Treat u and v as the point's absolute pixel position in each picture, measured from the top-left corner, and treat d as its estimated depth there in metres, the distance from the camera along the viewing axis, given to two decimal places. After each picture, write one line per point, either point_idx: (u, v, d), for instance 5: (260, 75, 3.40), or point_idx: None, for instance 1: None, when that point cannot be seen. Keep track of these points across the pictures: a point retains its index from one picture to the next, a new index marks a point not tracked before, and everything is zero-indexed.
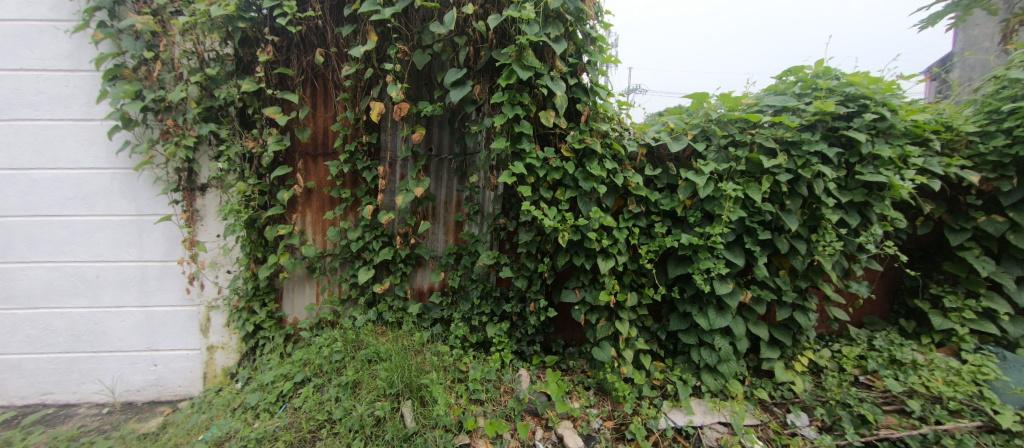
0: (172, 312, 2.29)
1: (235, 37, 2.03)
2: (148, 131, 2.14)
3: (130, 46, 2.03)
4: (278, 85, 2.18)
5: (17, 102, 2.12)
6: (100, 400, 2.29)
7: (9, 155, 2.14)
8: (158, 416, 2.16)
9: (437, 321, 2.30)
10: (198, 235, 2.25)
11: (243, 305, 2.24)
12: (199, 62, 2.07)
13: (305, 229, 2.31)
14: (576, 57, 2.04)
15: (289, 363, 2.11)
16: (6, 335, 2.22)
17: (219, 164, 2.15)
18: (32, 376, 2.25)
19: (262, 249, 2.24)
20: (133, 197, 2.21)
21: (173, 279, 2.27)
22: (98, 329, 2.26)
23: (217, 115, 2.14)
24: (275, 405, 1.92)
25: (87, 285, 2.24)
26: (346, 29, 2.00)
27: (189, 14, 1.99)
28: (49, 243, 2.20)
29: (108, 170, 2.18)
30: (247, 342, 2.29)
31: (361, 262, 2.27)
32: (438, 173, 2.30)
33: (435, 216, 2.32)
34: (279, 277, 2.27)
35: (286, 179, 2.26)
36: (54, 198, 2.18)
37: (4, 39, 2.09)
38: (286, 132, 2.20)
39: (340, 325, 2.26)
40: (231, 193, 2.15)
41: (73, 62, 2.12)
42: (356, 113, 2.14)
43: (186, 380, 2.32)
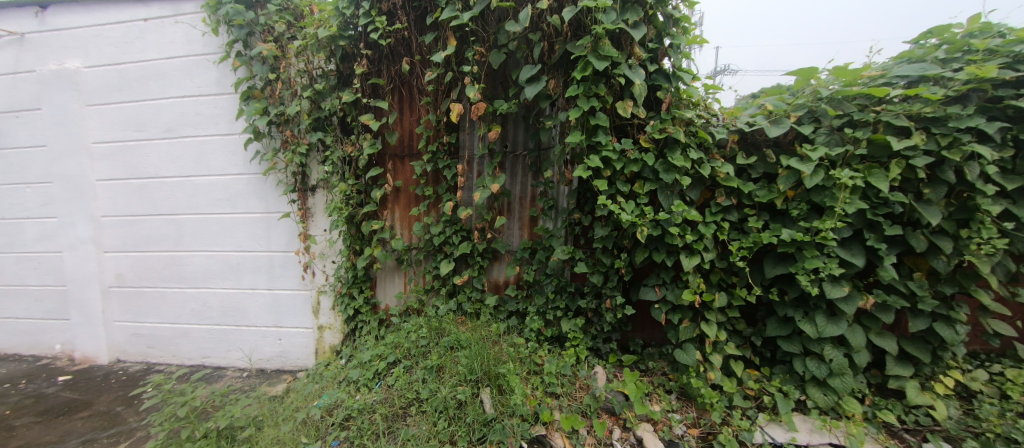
0: (291, 295, 2.68)
1: (337, 54, 2.29)
2: (272, 140, 2.52)
3: (259, 70, 2.41)
4: (372, 94, 2.41)
5: (184, 123, 2.65)
6: (241, 365, 2.78)
7: (179, 165, 2.69)
8: (282, 382, 2.56)
9: (513, 313, 2.35)
10: (310, 230, 2.59)
11: (346, 291, 2.54)
12: (310, 79, 2.38)
13: (395, 224, 2.54)
14: (657, 42, 1.92)
15: (382, 345, 2.35)
16: (179, 308, 2.81)
17: (325, 168, 2.45)
18: (197, 342, 2.81)
19: (360, 242, 2.51)
20: (263, 197, 2.63)
21: (293, 267, 2.66)
22: (240, 306, 2.74)
23: (324, 124, 2.44)
24: (372, 381, 2.15)
25: (231, 270, 2.73)
26: (429, 36, 2.14)
27: (302, 38, 2.30)
28: (206, 235, 2.72)
29: (245, 175, 2.63)
30: (349, 324, 2.60)
31: (443, 255, 2.42)
32: (513, 169, 2.34)
33: (510, 212, 2.37)
34: (373, 267, 2.52)
35: (379, 179, 2.50)
36: (209, 200, 2.69)
37: (174, 72, 2.63)
38: (379, 137, 2.43)
39: (425, 313, 2.44)
40: (335, 192, 2.44)
41: (220, 88, 2.59)
42: (438, 115, 2.27)
43: (302, 354, 2.71)
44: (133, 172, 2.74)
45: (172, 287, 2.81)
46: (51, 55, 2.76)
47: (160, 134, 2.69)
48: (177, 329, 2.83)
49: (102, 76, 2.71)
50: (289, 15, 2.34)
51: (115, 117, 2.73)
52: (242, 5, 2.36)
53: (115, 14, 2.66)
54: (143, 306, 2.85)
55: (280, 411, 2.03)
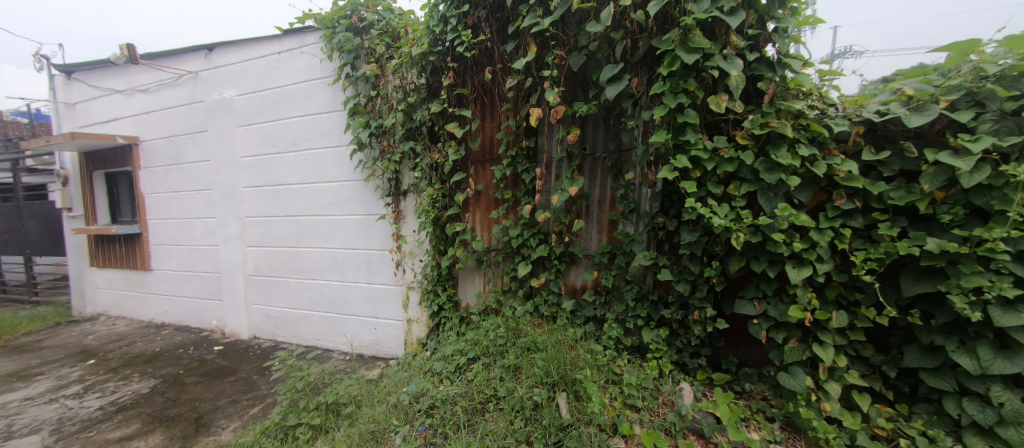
0: (385, 290, 2.97)
1: (427, 68, 2.48)
2: (372, 150, 2.83)
3: (363, 88, 2.72)
4: (457, 104, 2.56)
5: (305, 138, 3.11)
6: (344, 349, 3.15)
7: (301, 173, 3.16)
8: (377, 368, 2.84)
9: (591, 319, 2.29)
10: (402, 230, 2.84)
11: (431, 288, 2.73)
12: (403, 93, 2.61)
13: (476, 226, 2.66)
14: (757, 27, 1.74)
15: (463, 341, 2.47)
16: (298, 295, 3.29)
17: (416, 174, 2.67)
18: (310, 326, 3.27)
19: (444, 243, 2.68)
20: (364, 201, 2.97)
21: (387, 264, 2.94)
22: (344, 297, 3.12)
23: (415, 133, 2.66)
24: (454, 374, 2.27)
25: (338, 265, 3.11)
26: (510, 45, 2.21)
27: (399, 57, 2.54)
28: (319, 234, 3.15)
29: (351, 182, 2.99)
30: (433, 319, 2.78)
31: (520, 257, 2.45)
32: (592, 172, 2.29)
33: (588, 215, 2.32)
34: (455, 267, 2.67)
35: (462, 183, 2.64)
36: (322, 203, 3.12)
37: (299, 95, 3.10)
38: (462, 143, 2.57)
39: (503, 313, 2.50)
40: (424, 196, 2.64)
41: (332, 106, 2.99)
42: (518, 120, 2.33)
43: (394, 344, 2.97)
44: (267, 180, 3.30)
45: (293, 278, 3.30)
46: (215, 88, 3.47)
47: (287, 148, 3.19)
48: (297, 313, 3.32)
49: (248, 102, 3.31)
50: (388, 38, 2.61)
51: (256, 135, 3.31)
52: (351, 33, 2.69)
53: (258, 50, 3.24)
54: (272, 292, 3.40)
55: (375, 393, 2.25)
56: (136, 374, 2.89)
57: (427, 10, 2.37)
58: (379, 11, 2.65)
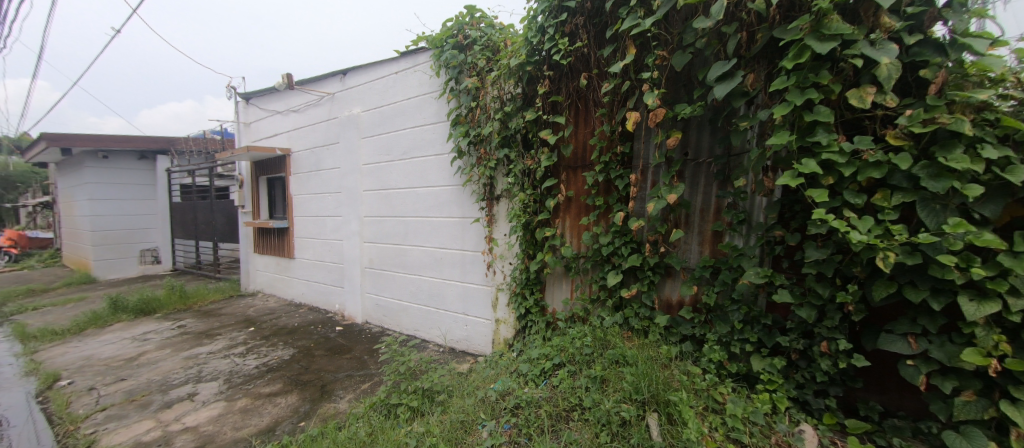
0: (477, 289, 3.13)
1: (524, 78, 2.57)
2: (471, 158, 3.02)
3: (464, 100, 2.94)
4: (551, 111, 2.59)
5: (414, 147, 3.47)
6: (439, 342, 3.41)
7: (409, 179, 3.53)
8: (466, 363, 3.00)
9: (688, 338, 2.10)
10: (494, 233, 2.98)
11: (519, 291, 2.80)
12: (501, 103, 2.74)
13: (565, 232, 2.64)
14: (920, 5, 1.43)
15: (549, 345, 2.48)
16: (403, 288, 3.67)
17: (509, 179, 2.77)
18: (411, 317, 3.60)
19: (533, 247, 2.72)
20: (461, 205, 3.19)
21: (479, 265, 3.11)
22: (441, 292, 3.37)
23: (510, 141, 2.77)
24: (539, 378, 2.28)
25: (436, 263, 3.39)
26: (608, 49, 2.17)
27: (498, 69, 2.69)
28: (422, 233, 3.47)
29: (450, 186, 3.24)
30: (520, 321, 2.84)
31: (610, 265, 2.36)
32: (694, 179, 2.11)
33: (688, 225, 2.14)
34: (544, 271, 2.69)
35: (553, 189, 2.67)
36: (425, 206, 3.43)
37: (410, 109, 3.47)
38: (555, 150, 2.60)
39: (590, 322, 2.44)
40: (516, 201, 2.73)
41: (438, 118, 3.28)
42: (613, 125, 2.26)
43: (482, 341, 3.12)
44: (382, 185, 3.75)
45: (399, 272, 3.69)
46: (347, 107, 4.08)
47: (399, 156, 3.60)
48: (400, 304, 3.69)
49: (370, 117, 3.82)
50: (489, 52, 2.78)
51: (375, 145, 3.80)
52: (456, 50, 2.93)
53: (380, 72, 3.73)
54: (382, 283, 3.84)
55: (465, 386, 2.38)
56: (280, 343, 3.52)
57: (526, 23, 2.46)
58: (482, 28, 2.84)
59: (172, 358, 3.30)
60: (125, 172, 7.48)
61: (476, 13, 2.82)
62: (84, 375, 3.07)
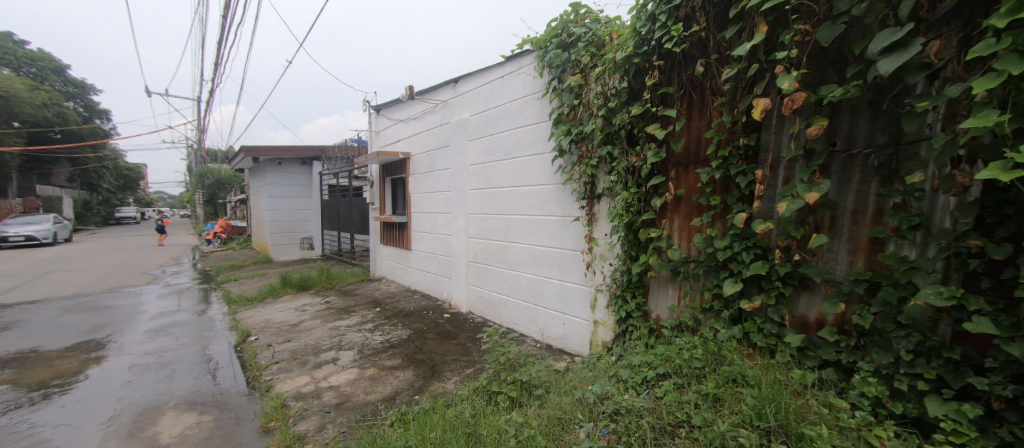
0: (575, 289, 3.11)
1: (631, 71, 2.44)
2: (572, 156, 3.01)
3: (567, 99, 2.94)
4: (660, 103, 2.42)
5: (517, 147, 3.60)
6: (536, 337, 3.49)
7: (511, 178, 3.68)
8: (564, 361, 3.01)
9: (830, 365, 1.76)
10: (595, 233, 2.91)
11: (620, 293, 2.69)
12: (605, 99, 2.66)
13: (673, 234, 2.43)
14: None
15: (652, 353, 2.33)
16: (503, 282, 3.84)
17: (612, 177, 2.68)
18: (511, 311, 3.76)
19: (636, 248, 2.57)
20: (561, 204, 3.20)
21: (579, 264, 3.08)
22: (539, 289, 3.44)
23: (613, 137, 2.66)
24: (640, 386, 2.14)
25: (535, 260, 3.47)
26: (731, 29, 1.93)
27: (603, 65, 2.61)
28: (522, 230, 3.59)
29: (551, 185, 3.29)
30: (620, 324, 2.73)
31: (727, 272, 2.11)
32: (843, 174, 1.75)
33: (834, 230, 1.78)
34: (648, 274, 2.53)
35: (660, 187, 2.47)
36: (526, 204, 3.54)
37: (514, 110, 3.61)
38: (663, 145, 2.41)
39: (701, 334, 2.22)
40: (618, 200, 2.63)
41: (540, 118, 3.34)
42: (735, 116, 2.01)
43: (580, 342, 3.09)
44: (487, 184, 3.99)
45: (500, 267, 3.88)
46: (457, 113, 4.43)
47: (503, 157, 3.77)
48: (501, 298, 3.88)
49: (478, 121, 4.09)
50: (593, 47, 2.72)
51: (481, 147, 4.05)
52: (560, 49, 2.94)
53: (488, 78, 3.95)
54: (484, 277, 4.09)
55: (562, 384, 2.39)
56: (399, 323, 4.01)
57: (635, 12, 2.34)
58: (587, 24, 2.79)
59: (321, 328, 4.02)
60: (291, 175, 9.38)
61: (581, 10, 2.79)
62: (265, 334, 3.95)
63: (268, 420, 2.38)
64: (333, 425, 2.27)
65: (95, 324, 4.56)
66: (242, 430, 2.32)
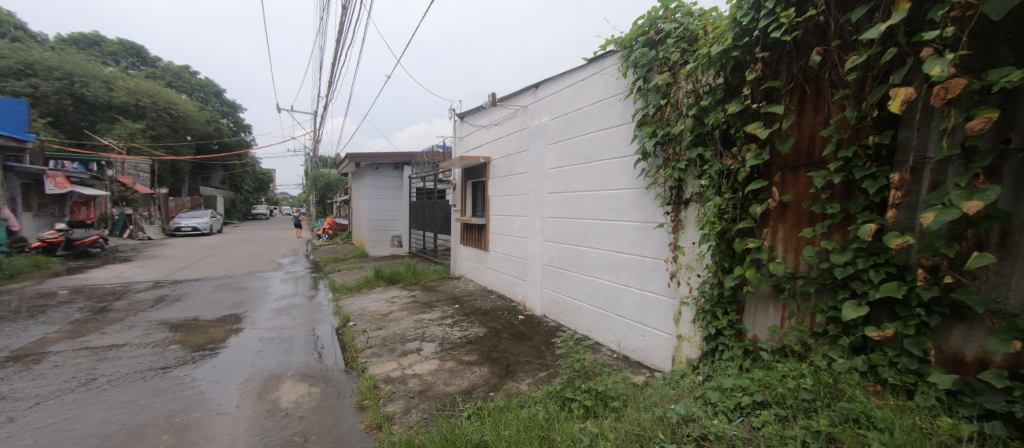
0: (657, 299, 2.94)
1: (729, 65, 2.23)
2: (657, 159, 2.85)
3: (653, 99, 2.79)
4: (764, 99, 2.17)
5: (597, 150, 3.53)
6: (612, 347, 3.37)
7: (590, 182, 3.62)
8: (642, 375, 2.86)
9: (996, 417, 1.40)
10: (680, 241, 2.71)
11: (709, 308, 2.46)
12: (696, 97, 2.46)
13: (776, 245, 2.15)
14: None
15: (747, 378, 2.09)
16: (579, 288, 3.79)
17: (702, 181, 2.46)
18: (586, 317, 3.68)
19: (730, 260, 2.31)
20: (644, 209, 3.05)
21: (661, 273, 2.90)
22: (616, 298, 3.32)
23: (705, 138, 2.44)
24: (732, 413, 1.92)
25: (613, 267, 3.36)
26: (858, 11, 1.66)
27: (694, 61, 2.42)
28: (600, 235, 3.50)
29: (632, 190, 3.15)
30: (708, 342, 2.50)
31: (846, 293, 1.80)
32: (1021, 178, 1.38)
33: (1005, 249, 1.41)
34: (743, 289, 2.27)
35: (761, 193, 2.20)
36: (605, 209, 3.44)
37: (595, 113, 3.55)
38: (767, 146, 2.15)
39: (810, 361, 1.94)
40: (710, 206, 2.38)
41: (623, 120, 3.24)
42: (861, 110, 1.72)
43: (661, 356, 2.90)
44: (565, 188, 3.97)
45: (576, 272, 3.82)
46: (537, 117, 4.49)
47: (582, 160, 3.73)
48: (576, 304, 3.82)
49: (558, 125, 4.10)
50: (685, 43, 2.53)
51: (561, 151, 4.05)
52: (647, 47, 2.82)
53: (569, 81, 3.94)
54: (559, 281, 4.07)
55: (641, 399, 2.27)
56: (476, 321, 4.18)
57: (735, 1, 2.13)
58: (677, 18, 2.62)
59: (407, 319, 4.37)
60: (386, 179, 10.40)
61: (671, 4, 2.63)
62: (361, 321, 4.42)
63: (363, 398, 2.64)
64: (416, 410, 2.45)
65: (236, 301, 5.55)
66: (341, 404, 2.62)
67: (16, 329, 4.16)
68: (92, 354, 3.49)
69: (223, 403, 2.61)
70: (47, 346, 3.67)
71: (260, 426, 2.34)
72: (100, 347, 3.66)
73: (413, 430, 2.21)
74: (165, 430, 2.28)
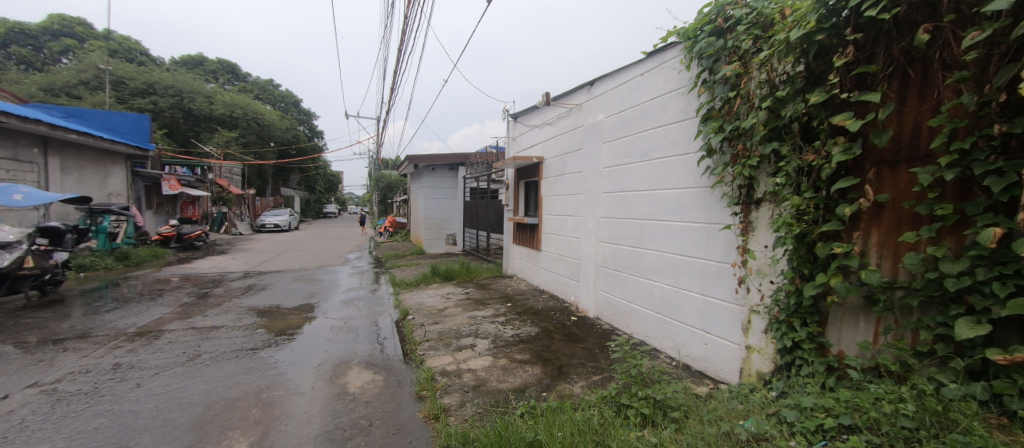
0: (722, 307, 2.75)
1: (811, 51, 2.01)
2: (723, 156, 2.67)
3: (720, 92, 2.61)
4: (855, 87, 1.93)
5: (656, 148, 3.38)
6: (671, 354, 3.21)
7: (648, 181, 3.47)
8: (705, 386, 2.70)
9: None
10: (751, 244, 2.51)
11: (784, 318, 2.24)
12: (771, 88, 2.25)
13: (868, 251, 1.90)
14: None
15: (829, 398, 1.87)
16: (635, 291, 3.65)
17: (777, 179, 2.24)
18: (642, 322, 3.55)
19: (810, 266, 2.08)
20: (708, 209, 2.87)
21: (728, 278, 2.70)
22: (676, 303, 3.16)
23: (781, 132, 2.22)
24: (813, 436, 1.73)
25: (673, 270, 3.19)
26: None
27: (769, 48, 2.22)
28: (658, 237, 3.35)
29: (695, 189, 2.98)
30: (783, 355, 2.29)
31: (961, 308, 1.54)
32: None
33: None
34: (826, 299, 2.04)
35: (849, 192, 1.95)
36: (664, 209, 3.28)
37: (655, 109, 3.40)
38: (858, 139, 1.91)
39: (912, 384, 1.70)
40: (786, 206, 2.17)
41: (685, 115, 3.07)
42: (984, 95, 1.46)
43: (726, 367, 2.71)
44: (621, 187, 3.86)
45: (632, 274, 3.70)
46: (592, 115, 4.40)
47: (639, 158, 3.60)
48: (631, 307, 3.69)
49: (614, 122, 3.99)
50: (758, 29, 2.33)
51: (617, 149, 3.93)
52: (714, 36, 2.64)
53: (626, 77, 3.81)
54: (613, 283, 3.96)
55: (704, 412, 2.14)
56: (528, 320, 4.20)
57: None
58: (749, 3, 2.42)
59: (462, 315, 4.51)
60: (442, 179, 10.81)
61: None
62: (419, 315, 4.65)
63: (421, 389, 2.77)
64: (471, 404, 2.52)
65: (311, 292, 6.10)
66: (402, 393, 2.77)
67: (141, 309, 4.93)
68: (197, 333, 4.03)
69: (300, 384, 2.88)
70: (163, 324, 4.30)
71: (331, 407, 2.54)
72: (204, 327, 4.22)
73: (468, 423, 2.27)
74: (254, 404, 2.57)
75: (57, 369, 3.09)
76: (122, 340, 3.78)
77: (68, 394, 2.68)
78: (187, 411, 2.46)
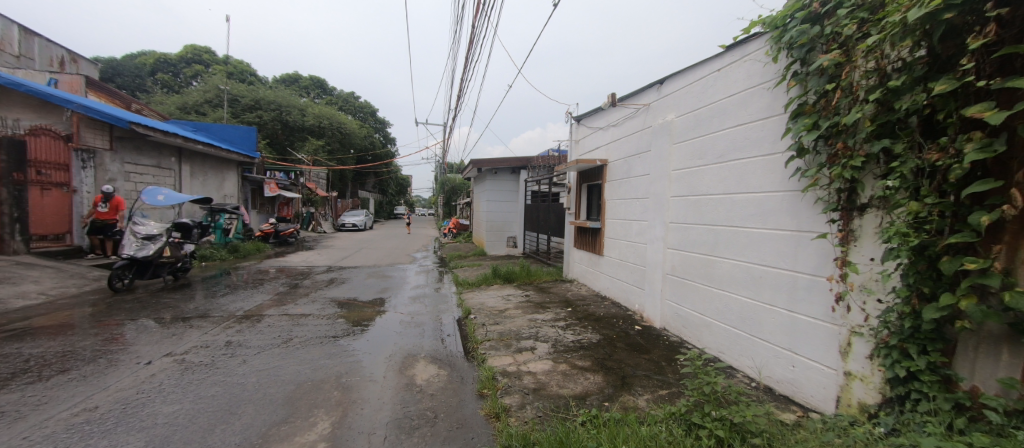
0: (814, 325, 2.45)
1: (936, 33, 1.70)
2: (818, 156, 2.38)
3: (816, 84, 2.33)
4: (998, 72, 1.59)
5: (735, 148, 3.13)
6: (750, 374, 2.94)
7: (725, 184, 3.22)
8: (791, 413, 2.43)
9: None
10: (852, 256, 2.20)
11: (896, 343, 1.91)
12: (881, 77, 1.96)
13: (1017, 268, 1.56)
14: None
15: (959, 442, 1.56)
16: (707, 303, 3.40)
17: (888, 182, 1.94)
18: (715, 336, 3.29)
19: (932, 284, 1.75)
20: (797, 215, 2.58)
21: (822, 294, 2.40)
22: (756, 318, 2.89)
23: (895, 128, 1.93)
24: None
25: (753, 282, 2.93)
26: None
27: (879, 32, 1.93)
28: (736, 245, 3.09)
29: (781, 193, 2.70)
30: (893, 387, 1.97)
31: None
32: None
33: None
34: (955, 325, 1.71)
35: (989, 198, 1.62)
36: (744, 214, 3.02)
37: (734, 106, 3.15)
38: (1002, 133, 1.58)
39: None
40: (900, 213, 1.86)
41: (770, 112, 2.80)
42: None
43: (819, 395, 2.41)
44: (693, 190, 3.63)
45: (704, 285, 3.45)
46: (662, 115, 4.20)
47: (715, 160, 3.35)
48: (703, 319, 3.44)
49: (686, 122, 3.76)
50: (865, 11, 2.03)
51: (689, 150, 3.71)
52: (808, 24, 2.38)
53: (701, 73, 3.57)
54: (683, 293, 3.73)
55: (793, 442, 1.91)
56: (590, 327, 4.10)
57: None
58: None
59: (522, 317, 4.55)
60: (504, 183, 11.02)
61: None
62: (481, 314, 4.78)
63: (483, 387, 2.84)
64: (531, 407, 2.52)
65: (383, 287, 6.57)
66: (465, 389, 2.86)
67: (247, 295, 5.69)
68: (290, 319, 4.55)
69: (374, 372, 3.12)
70: (263, 310, 4.92)
71: (401, 396, 2.71)
72: (295, 314, 4.74)
73: (529, 425, 2.28)
74: (335, 387, 2.83)
75: (185, 342, 3.68)
76: (233, 322, 4.40)
77: (193, 364, 3.17)
78: (281, 388, 2.77)
